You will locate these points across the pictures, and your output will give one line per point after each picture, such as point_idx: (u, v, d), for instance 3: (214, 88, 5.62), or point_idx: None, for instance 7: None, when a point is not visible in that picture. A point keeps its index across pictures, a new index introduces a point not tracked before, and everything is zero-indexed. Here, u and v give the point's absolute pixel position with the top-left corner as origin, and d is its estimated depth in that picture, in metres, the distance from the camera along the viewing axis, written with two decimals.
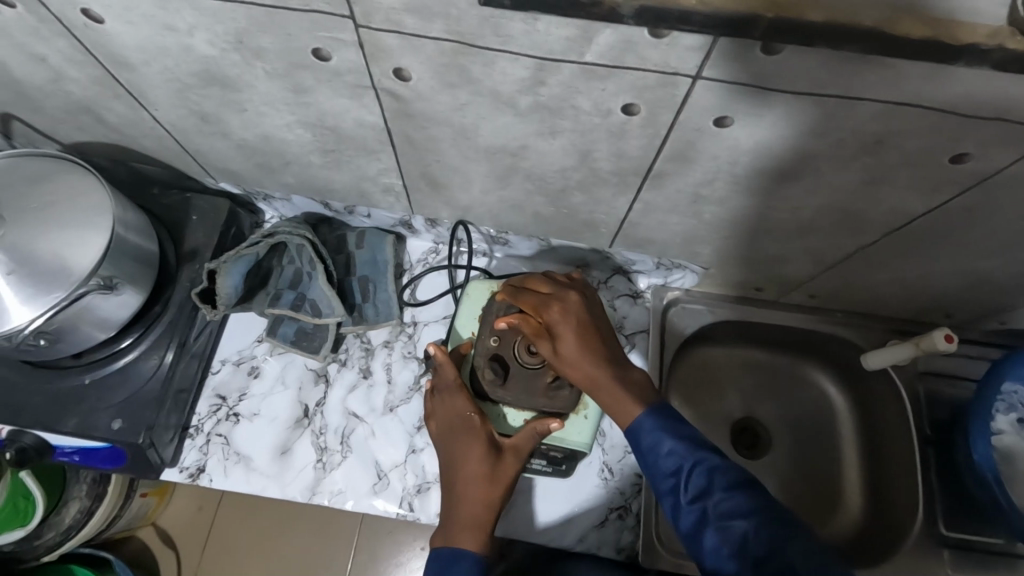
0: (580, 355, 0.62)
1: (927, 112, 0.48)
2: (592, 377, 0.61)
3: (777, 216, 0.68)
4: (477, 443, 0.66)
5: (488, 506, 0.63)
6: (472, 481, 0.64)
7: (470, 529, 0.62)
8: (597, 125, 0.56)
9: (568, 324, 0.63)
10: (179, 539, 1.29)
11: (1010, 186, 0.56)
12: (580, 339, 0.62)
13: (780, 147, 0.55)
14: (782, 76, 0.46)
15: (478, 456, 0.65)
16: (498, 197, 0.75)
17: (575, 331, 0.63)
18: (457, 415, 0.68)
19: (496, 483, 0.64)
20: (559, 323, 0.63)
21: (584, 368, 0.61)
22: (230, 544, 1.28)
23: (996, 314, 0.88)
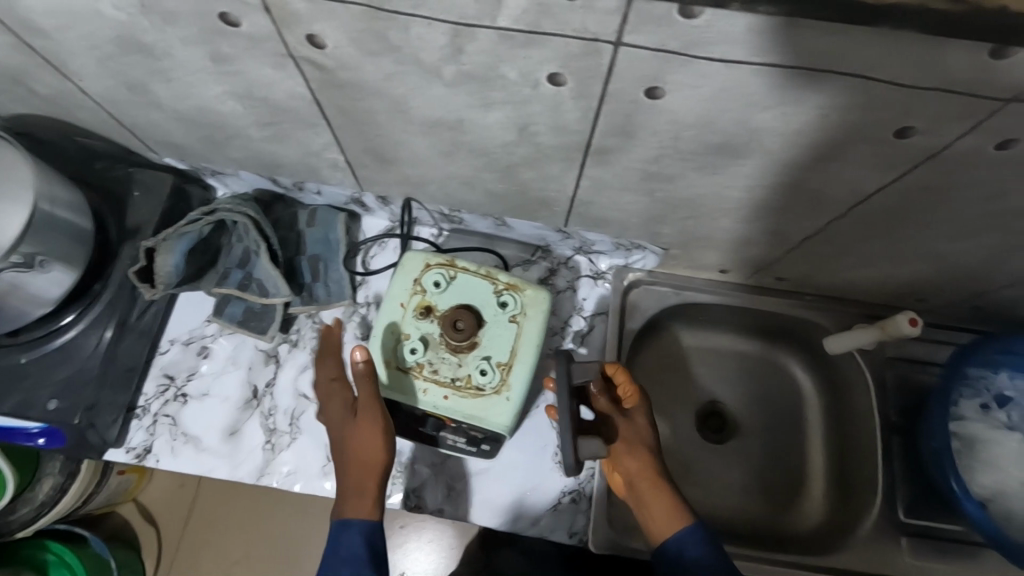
0: (647, 449, 0.68)
1: (872, 83, 0.44)
2: (648, 471, 0.66)
3: (731, 197, 0.65)
4: (342, 415, 0.66)
5: (370, 467, 0.63)
6: (347, 456, 0.64)
7: (353, 500, 0.62)
8: (528, 97, 0.52)
9: (642, 422, 0.70)
10: (157, 516, 1.30)
11: (967, 163, 0.52)
12: (645, 436, 0.69)
13: (721, 122, 0.51)
14: (702, 42, 0.42)
15: (348, 427, 0.65)
16: (445, 172, 0.72)
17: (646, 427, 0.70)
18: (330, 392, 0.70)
19: (370, 445, 0.63)
20: (636, 414, 0.71)
21: (645, 462, 0.66)
22: (208, 520, 1.29)
23: (969, 299, 0.84)
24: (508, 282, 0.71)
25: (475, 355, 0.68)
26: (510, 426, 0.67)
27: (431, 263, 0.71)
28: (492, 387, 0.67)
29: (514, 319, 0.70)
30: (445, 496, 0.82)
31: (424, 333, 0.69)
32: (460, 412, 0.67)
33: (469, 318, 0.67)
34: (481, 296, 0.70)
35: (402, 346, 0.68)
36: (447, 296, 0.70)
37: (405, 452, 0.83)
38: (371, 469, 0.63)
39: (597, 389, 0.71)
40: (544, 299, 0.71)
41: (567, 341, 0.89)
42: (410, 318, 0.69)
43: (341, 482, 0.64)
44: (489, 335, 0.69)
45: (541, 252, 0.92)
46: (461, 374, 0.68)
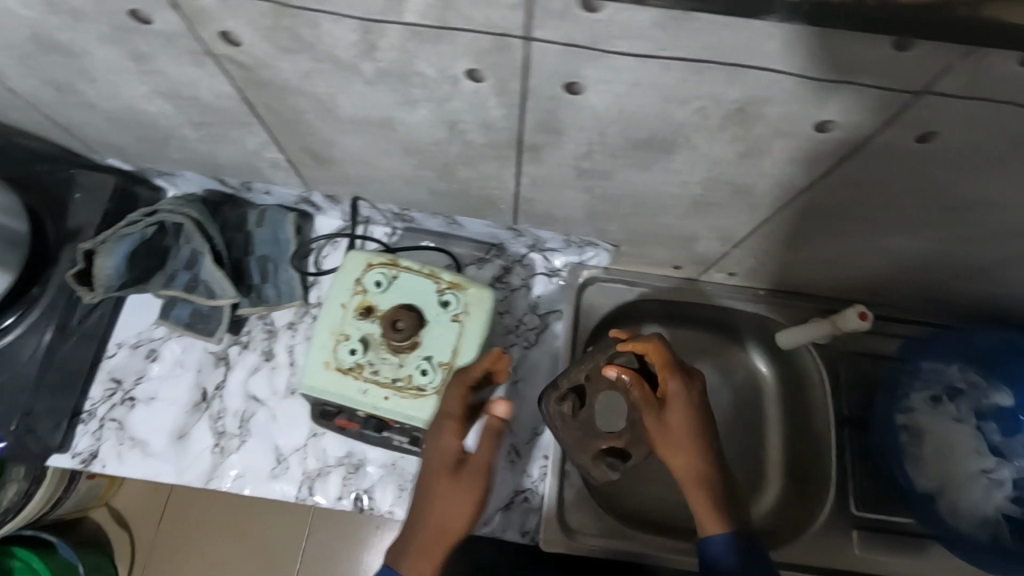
0: (687, 439, 0.64)
1: (782, 77, 0.44)
2: (689, 463, 0.63)
3: (670, 193, 0.64)
4: (430, 456, 0.62)
5: (449, 534, 0.59)
6: (425, 510, 0.60)
7: (414, 558, 0.58)
8: (450, 93, 0.52)
9: (683, 407, 0.65)
10: (129, 519, 1.28)
11: (891, 157, 0.52)
12: (684, 421, 0.64)
13: (643, 118, 0.51)
14: (607, 37, 0.42)
15: (432, 474, 0.61)
16: (386, 171, 0.71)
17: (686, 413, 0.65)
18: (446, 422, 0.62)
19: (456, 511, 0.59)
20: (672, 402, 0.65)
21: (682, 454, 0.63)
22: (181, 523, 1.27)
23: (919, 292, 0.84)
24: (451, 281, 0.70)
25: (416, 355, 0.67)
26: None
27: (374, 263, 0.70)
28: (433, 387, 0.67)
29: (457, 318, 0.69)
30: (395, 497, 0.81)
31: (364, 334, 0.68)
32: (400, 413, 0.66)
33: (409, 318, 0.67)
34: (423, 295, 0.69)
35: (342, 347, 0.67)
36: (388, 296, 0.69)
37: (355, 453, 0.82)
38: (450, 528, 0.59)
39: (625, 375, 0.69)
40: (487, 298, 0.70)
41: (521, 339, 0.89)
42: (350, 318, 0.68)
43: (408, 525, 0.60)
44: (431, 335, 0.68)
45: (495, 250, 0.91)
46: (402, 374, 0.67)
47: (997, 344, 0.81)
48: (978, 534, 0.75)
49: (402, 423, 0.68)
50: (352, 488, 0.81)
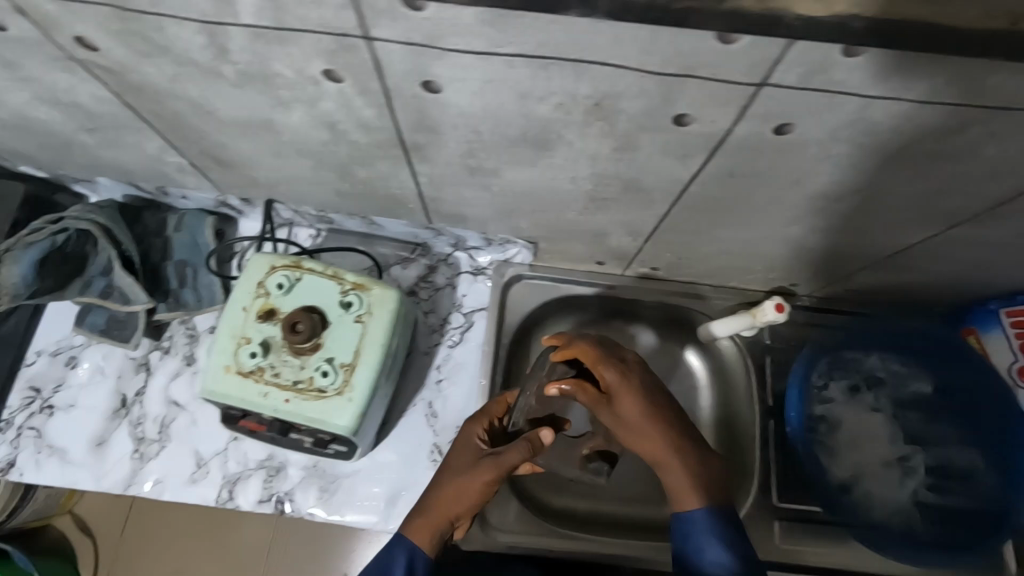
0: (642, 423, 0.62)
1: (624, 72, 0.43)
2: (651, 446, 0.62)
3: (564, 189, 0.64)
4: (461, 443, 0.71)
5: (445, 513, 0.66)
6: (443, 486, 0.67)
7: (417, 525, 0.65)
8: (316, 94, 0.52)
9: (629, 397, 0.63)
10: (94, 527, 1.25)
11: (760, 150, 0.52)
12: (632, 407, 0.62)
13: (508, 115, 0.51)
14: (441, 35, 0.42)
15: (458, 456, 0.70)
16: (288, 172, 0.71)
17: (632, 398, 0.62)
18: (484, 416, 0.74)
19: (464, 496, 0.66)
20: (617, 394, 0.63)
21: (649, 439, 0.62)
22: (146, 532, 1.24)
23: (839, 284, 0.84)
24: (355, 281, 0.70)
25: (317, 357, 0.67)
26: (352, 428, 0.67)
27: (277, 266, 0.70)
28: (333, 388, 0.67)
29: (360, 319, 0.69)
30: (317, 498, 0.81)
31: (266, 337, 0.68)
32: (300, 415, 0.66)
33: (308, 320, 0.67)
34: (326, 297, 0.69)
35: (242, 350, 0.67)
36: (291, 299, 0.69)
37: (277, 456, 0.82)
38: (451, 506, 0.66)
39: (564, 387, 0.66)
40: (391, 298, 0.70)
41: (447, 338, 0.89)
42: (252, 322, 0.68)
43: (424, 497, 0.68)
44: (332, 336, 0.68)
45: (420, 250, 0.91)
46: (302, 376, 0.67)
47: (915, 335, 0.82)
48: (894, 524, 0.76)
49: (305, 425, 0.68)
50: (272, 491, 0.81)
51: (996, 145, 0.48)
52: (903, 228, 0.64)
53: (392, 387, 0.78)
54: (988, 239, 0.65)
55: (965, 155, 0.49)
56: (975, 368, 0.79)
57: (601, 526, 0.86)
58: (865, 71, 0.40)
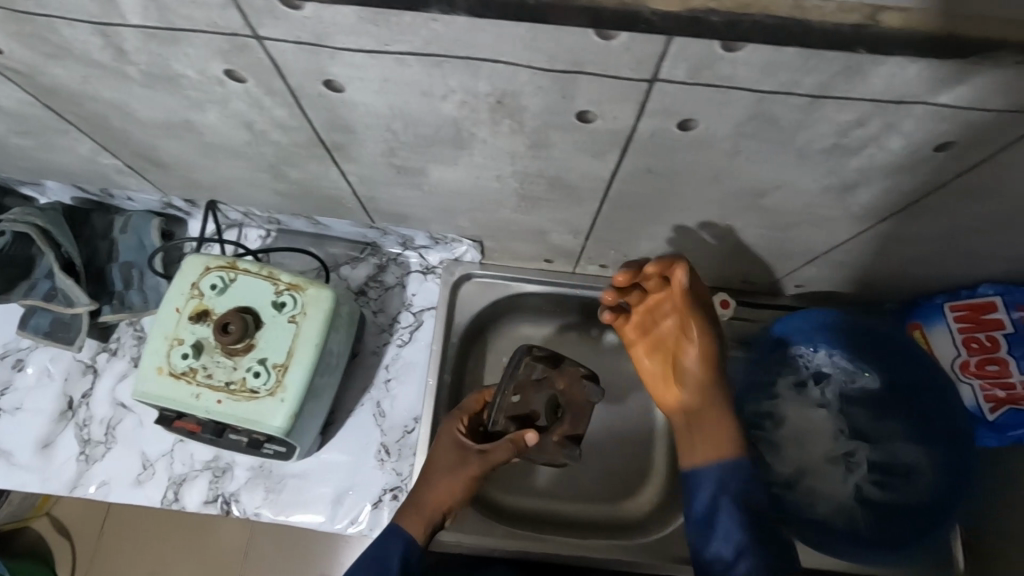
0: (685, 364, 0.65)
1: (516, 69, 0.43)
2: (687, 386, 0.66)
3: (492, 187, 0.64)
4: (443, 438, 0.73)
5: (439, 504, 0.70)
6: (433, 482, 0.70)
7: (414, 517, 0.68)
8: (225, 94, 0.51)
9: (699, 338, 0.64)
10: (73, 531, 1.21)
11: (672, 147, 0.51)
12: (693, 351, 0.64)
13: (415, 113, 0.51)
14: (327, 33, 0.41)
15: (441, 453, 0.71)
16: (222, 173, 0.70)
17: (678, 331, 0.67)
18: (461, 412, 0.74)
19: (451, 488, 0.70)
20: (682, 337, 0.66)
21: (704, 390, 0.65)
22: (127, 537, 1.19)
23: (787, 280, 0.84)
24: (290, 282, 0.70)
25: (250, 358, 0.67)
26: (285, 429, 0.67)
27: (211, 266, 0.70)
28: (266, 389, 0.66)
29: (293, 319, 0.69)
30: (263, 499, 0.81)
31: (198, 338, 0.68)
32: (232, 416, 0.66)
33: (239, 321, 0.66)
34: (260, 297, 0.69)
35: (174, 352, 0.67)
36: (224, 300, 0.69)
37: (223, 456, 0.82)
38: (440, 497, 0.70)
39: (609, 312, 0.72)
40: (326, 298, 0.69)
41: (396, 337, 0.89)
42: (185, 323, 0.68)
43: (414, 492, 0.70)
44: (266, 337, 0.68)
45: (370, 249, 0.91)
46: (235, 377, 0.67)
47: (861, 331, 0.79)
48: (837, 521, 0.76)
49: (238, 427, 0.68)
50: (218, 492, 0.81)
51: (903, 140, 0.47)
52: (834, 223, 0.64)
53: (334, 386, 0.78)
54: (921, 233, 0.65)
55: (875, 150, 0.49)
56: (921, 365, 0.76)
57: (551, 526, 0.86)
58: (751, 66, 0.40)
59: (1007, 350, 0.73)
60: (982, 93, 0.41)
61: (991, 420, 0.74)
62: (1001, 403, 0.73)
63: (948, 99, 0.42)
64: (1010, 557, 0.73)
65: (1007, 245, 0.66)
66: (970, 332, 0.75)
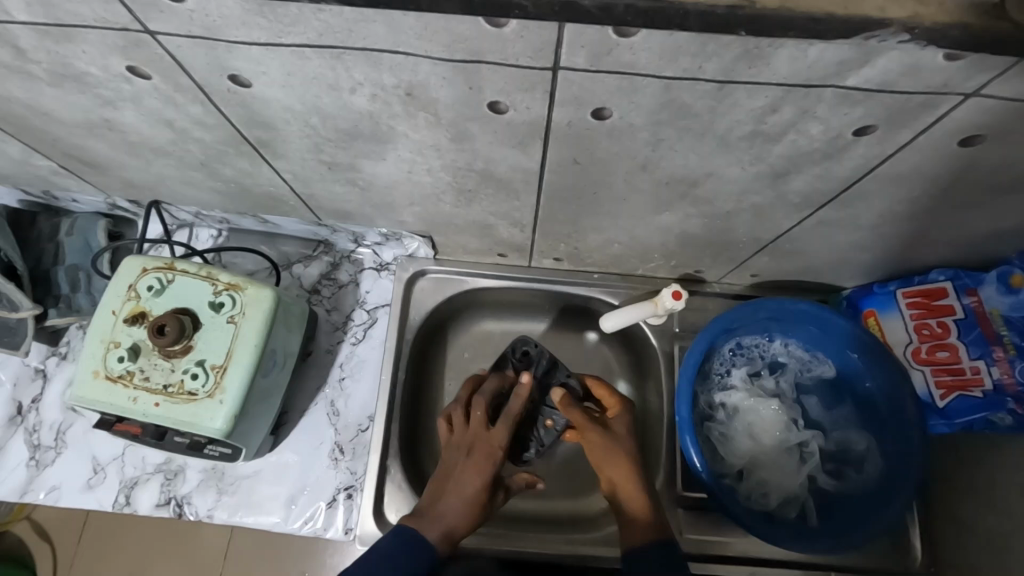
0: (624, 457, 0.70)
1: (415, 58, 0.42)
2: (624, 479, 0.69)
3: (426, 181, 0.63)
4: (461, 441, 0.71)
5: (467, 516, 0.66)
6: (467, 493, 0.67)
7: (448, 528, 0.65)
8: (135, 92, 0.51)
9: (623, 429, 0.72)
10: (52, 531, 1.16)
11: (592, 137, 0.50)
12: (643, 487, 0.68)
13: (327, 107, 0.50)
14: (217, 26, 0.40)
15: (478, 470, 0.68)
16: (157, 172, 0.69)
17: (625, 434, 0.72)
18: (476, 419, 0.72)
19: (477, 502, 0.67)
20: (616, 426, 0.72)
21: (629, 476, 0.69)
22: (106, 538, 1.14)
23: (741, 270, 0.83)
24: (230, 281, 0.69)
25: (188, 360, 0.66)
26: (225, 431, 0.66)
27: (148, 268, 0.69)
28: (205, 391, 0.66)
29: (233, 319, 0.68)
30: (215, 500, 0.80)
31: (135, 341, 0.67)
32: (170, 419, 0.65)
33: (175, 323, 0.65)
34: (198, 298, 0.68)
35: (111, 355, 0.66)
36: (161, 301, 0.68)
37: (174, 459, 0.82)
38: (471, 501, 0.66)
39: (567, 402, 0.73)
40: (266, 297, 0.68)
41: (351, 335, 0.88)
42: (121, 326, 0.67)
43: (446, 504, 0.66)
44: (204, 338, 0.67)
45: (323, 247, 0.90)
46: (173, 379, 0.66)
47: (811, 319, 0.78)
48: (786, 512, 0.77)
49: (178, 429, 0.67)
50: (170, 494, 0.80)
51: (821, 126, 0.46)
52: (773, 211, 0.63)
53: (282, 386, 0.77)
54: (863, 220, 0.64)
55: (796, 136, 0.48)
56: (869, 352, 0.75)
57: (510, 522, 0.85)
58: (647, 52, 0.39)
59: (957, 336, 0.72)
60: (887, 76, 0.40)
61: (941, 407, 0.72)
62: (950, 390, 0.71)
63: (856, 82, 0.41)
64: (962, 551, 0.74)
65: (950, 230, 0.65)
66: (922, 317, 0.74)
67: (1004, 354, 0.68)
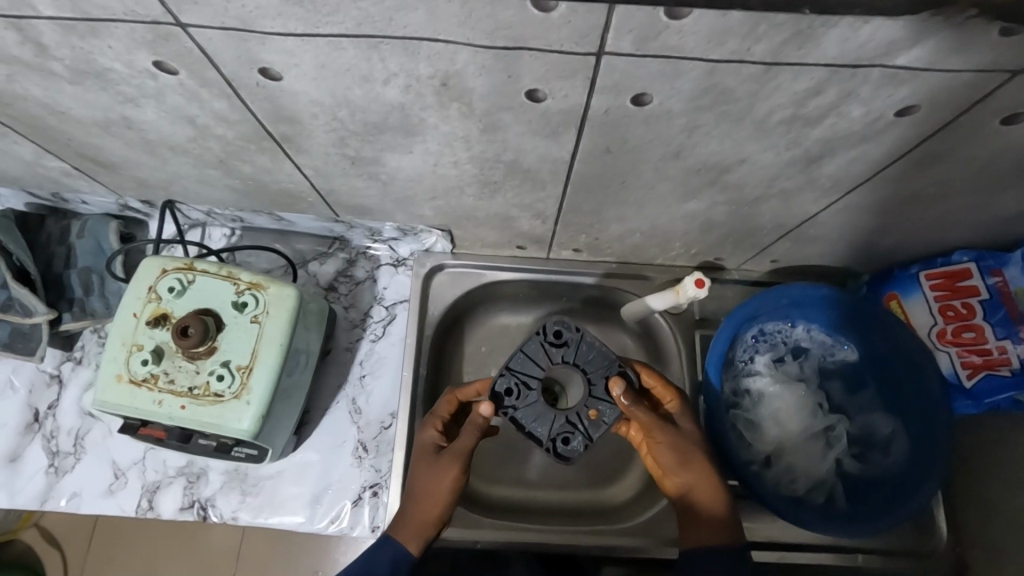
0: (695, 455, 0.69)
1: (455, 47, 0.41)
2: (695, 477, 0.68)
3: (450, 173, 0.62)
4: (450, 454, 0.68)
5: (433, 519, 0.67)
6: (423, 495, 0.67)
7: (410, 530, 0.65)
8: (159, 88, 0.49)
9: (688, 422, 0.71)
10: (62, 539, 1.15)
11: (628, 124, 0.50)
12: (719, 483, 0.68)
13: (359, 99, 0.49)
14: (253, 16, 0.39)
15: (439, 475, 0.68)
16: (173, 171, 0.68)
17: (691, 429, 0.71)
18: (475, 428, 0.68)
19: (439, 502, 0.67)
20: (681, 419, 0.72)
21: (703, 471, 0.68)
22: (117, 544, 1.13)
23: (761, 256, 0.83)
24: (251, 281, 0.68)
25: (213, 361, 0.65)
26: (252, 432, 0.65)
27: (168, 269, 0.68)
28: (231, 391, 0.65)
29: (257, 318, 0.67)
30: (239, 503, 0.80)
31: (158, 343, 0.66)
32: (198, 421, 0.64)
33: (198, 324, 0.64)
34: (221, 298, 0.67)
35: (134, 358, 0.65)
36: (182, 302, 0.67)
37: (196, 462, 0.81)
38: (439, 515, 0.67)
39: (626, 397, 0.65)
40: (288, 295, 0.68)
41: (368, 332, 0.87)
42: (143, 328, 0.66)
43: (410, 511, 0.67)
44: (228, 338, 0.66)
45: (338, 244, 0.89)
46: (198, 381, 0.65)
47: (833, 305, 0.78)
48: (813, 497, 0.77)
49: (204, 432, 0.66)
50: (193, 497, 0.79)
51: (862, 107, 0.46)
52: (802, 196, 0.63)
53: (305, 385, 0.77)
54: (891, 203, 0.64)
55: (836, 118, 0.47)
56: (893, 336, 0.75)
57: (535, 515, 0.85)
58: (697, 35, 0.38)
59: (983, 316, 0.72)
60: (938, 54, 0.39)
61: (968, 387, 0.72)
62: (978, 369, 0.71)
63: (904, 61, 0.40)
64: (985, 533, 0.75)
65: (978, 210, 0.65)
66: (946, 298, 0.75)
67: None
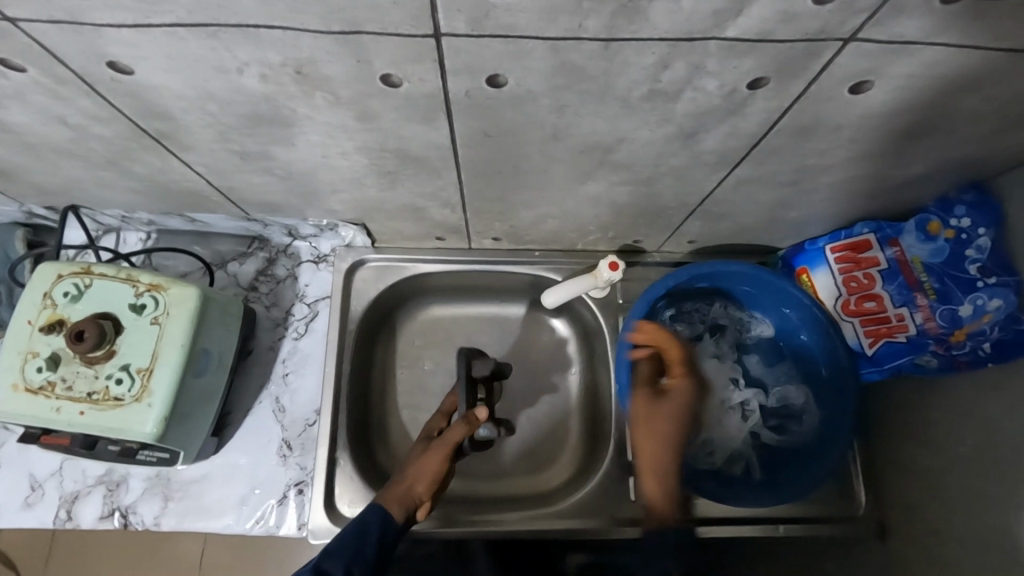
0: (672, 443, 0.73)
1: (294, 33, 0.41)
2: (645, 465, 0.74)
3: (342, 165, 0.62)
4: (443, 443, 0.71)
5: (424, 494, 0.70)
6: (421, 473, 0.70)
7: (397, 496, 0.67)
8: (15, 86, 0.48)
9: (680, 401, 0.74)
10: (16, 560, 1.10)
11: (496, 107, 0.50)
12: (665, 469, 0.73)
13: (220, 91, 0.48)
14: (79, 7, 0.39)
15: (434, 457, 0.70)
16: (63, 175, 0.67)
17: (682, 406, 0.74)
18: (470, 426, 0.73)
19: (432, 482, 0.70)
20: (670, 401, 0.74)
21: (671, 455, 0.72)
22: (74, 560, 1.10)
23: (677, 237, 0.84)
24: (151, 282, 0.67)
25: (112, 365, 0.64)
26: (156, 434, 0.64)
27: (64, 274, 0.67)
28: (132, 395, 0.64)
29: (157, 320, 0.66)
30: (162, 508, 0.79)
31: (55, 349, 0.65)
32: (99, 425, 0.63)
33: (93, 327, 0.63)
34: (120, 300, 0.66)
35: (29, 365, 0.64)
36: (79, 307, 0.66)
37: (116, 469, 0.80)
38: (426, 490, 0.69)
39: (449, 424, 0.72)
40: (190, 296, 0.67)
41: (292, 331, 0.87)
42: (39, 335, 0.65)
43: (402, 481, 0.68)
44: (127, 341, 0.65)
45: (258, 243, 0.88)
46: (97, 386, 0.64)
47: (742, 281, 0.80)
48: (731, 469, 0.78)
49: (108, 437, 0.66)
50: (113, 506, 0.78)
51: (715, 80, 0.46)
52: (693, 173, 0.63)
53: (220, 386, 0.76)
54: (780, 178, 0.65)
55: (695, 93, 0.48)
56: (802, 309, 0.77)
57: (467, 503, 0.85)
58: (527, 12, 0.38)
59: (882, 285, 0.74)
60: (767, 23, 0.40)
61: (870, 355, 0.74)
62: (878, 338, 0.73)
63: (737, 33, 0.41)
64: (895, 491, 0.76)
65: (866, 181, 0.66)
66: (849, 270, 0.76)
67: (926, 300, 0.70)
